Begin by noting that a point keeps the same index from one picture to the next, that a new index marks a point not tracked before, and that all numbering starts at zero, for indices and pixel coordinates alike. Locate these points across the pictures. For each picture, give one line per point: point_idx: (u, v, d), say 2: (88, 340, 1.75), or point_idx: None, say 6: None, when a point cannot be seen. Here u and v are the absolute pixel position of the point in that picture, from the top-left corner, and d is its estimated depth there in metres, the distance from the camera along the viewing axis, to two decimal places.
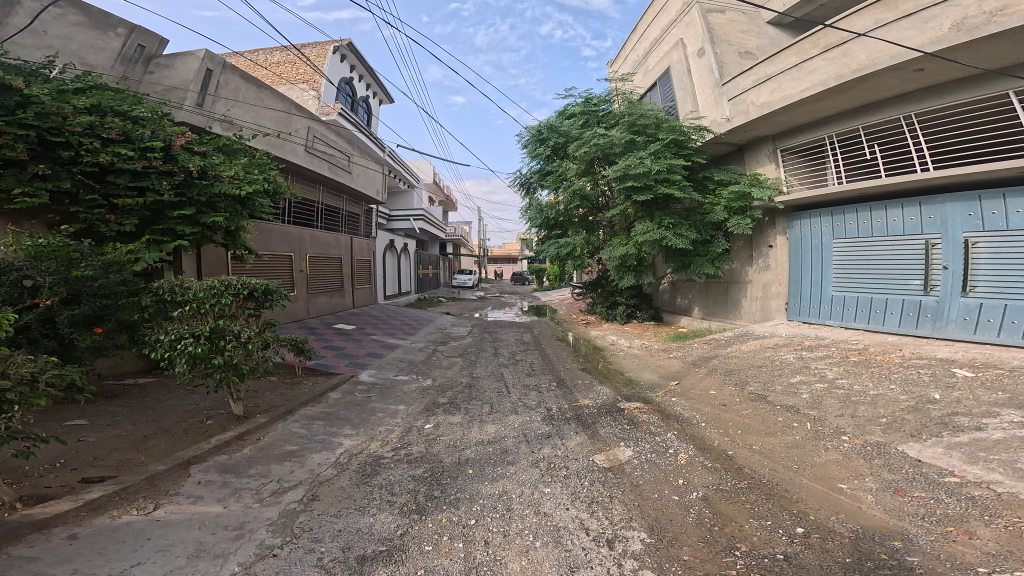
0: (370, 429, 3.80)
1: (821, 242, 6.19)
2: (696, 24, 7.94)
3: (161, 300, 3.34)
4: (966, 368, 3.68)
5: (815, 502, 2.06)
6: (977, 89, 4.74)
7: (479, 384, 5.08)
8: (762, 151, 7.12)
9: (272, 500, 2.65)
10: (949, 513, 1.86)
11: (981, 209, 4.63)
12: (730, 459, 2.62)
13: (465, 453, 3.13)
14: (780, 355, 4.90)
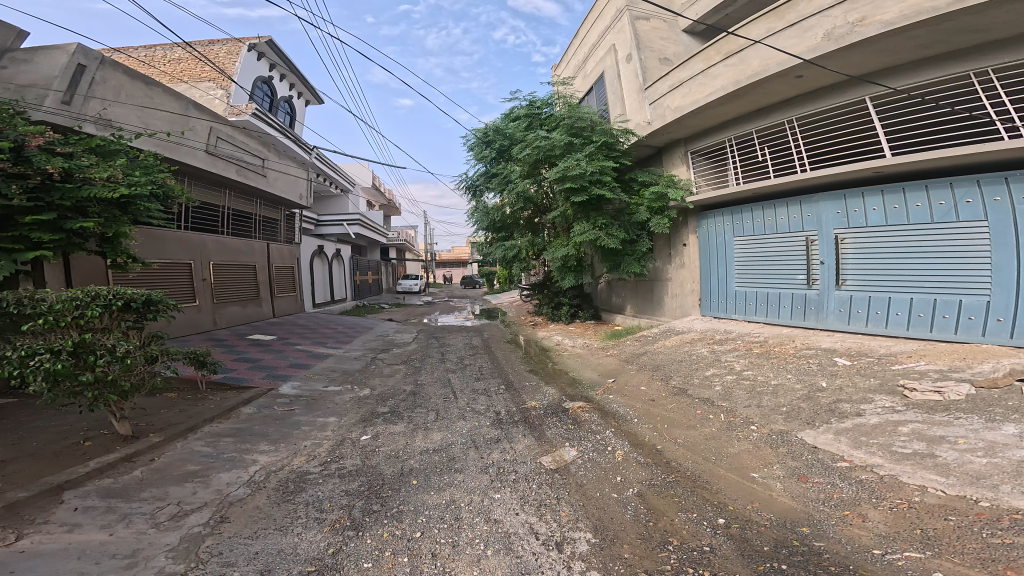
0: (292, 444, 3.54)
1: (724, 240, 6.83)
2: (627, 30, 8.13)
3: (7, 313, 2.78)
4: (845, 356, 4.31)
5: (732, 492, 2.38)
6: (844, 94, 5.39)
7: (424, 391, 4.94)
8: (675, 153, 7.64)
9: (171, 525, 2.36)
10: (843, 496, 2.24)
11: (846, 207, 5.37)
12: (661, 454, 2.89)
13: (408, 463, 3.04)
14: (697, 348, 5.38)
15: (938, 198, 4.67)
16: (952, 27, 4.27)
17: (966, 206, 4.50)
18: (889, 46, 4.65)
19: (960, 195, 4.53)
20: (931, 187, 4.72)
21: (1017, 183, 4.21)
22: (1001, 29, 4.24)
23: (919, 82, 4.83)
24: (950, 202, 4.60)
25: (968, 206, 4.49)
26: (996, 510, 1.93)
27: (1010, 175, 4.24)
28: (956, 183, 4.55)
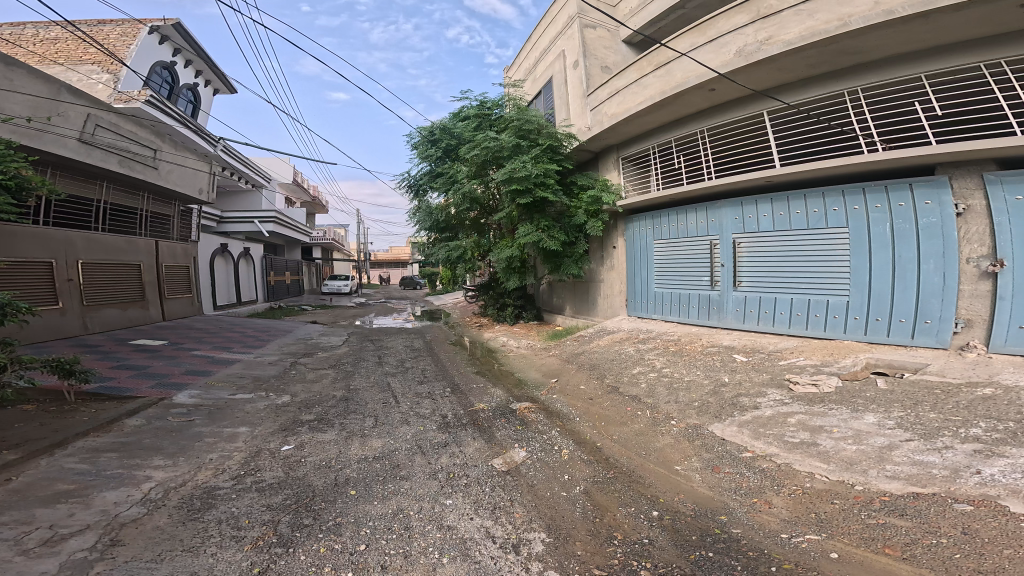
0: (197, 458, 3.22)
1: (646, 241, 7.41)
2: (575, 36, 8.21)
3: None
4: (741, 352, 5.04)
5: (660, 485, 3.08)
6: (745, 107, 6.01)
7: (358, 396, 4.95)
8: (609, 159, 8.09)
9: (44, 551, 2.04)
10: (749, 484, 3.04)
11: (743, 213, 6.06)
12: (600, 452, 3.54)
13: (344, 473, 3.15)
14: (624, 348, 5.91)
15: (814, 206, 5.42)
16: (838, 48, 4.79)
17: (834, 213, 5.27)
18: (787, 65, 5.19)
19: (830, 203, 5.30)
20: (809, 196, 5.47)
21: (871, 194, 5.00)
22: (874, 53, 4.84)
23: (808, 97, 5.47)
24: (823, 209, 5.36)
25: (836, 214, 5.26)
26: (866, 492, 2.73)
27: (867, 187, 5.03)
28: (828, 193, 5.31)
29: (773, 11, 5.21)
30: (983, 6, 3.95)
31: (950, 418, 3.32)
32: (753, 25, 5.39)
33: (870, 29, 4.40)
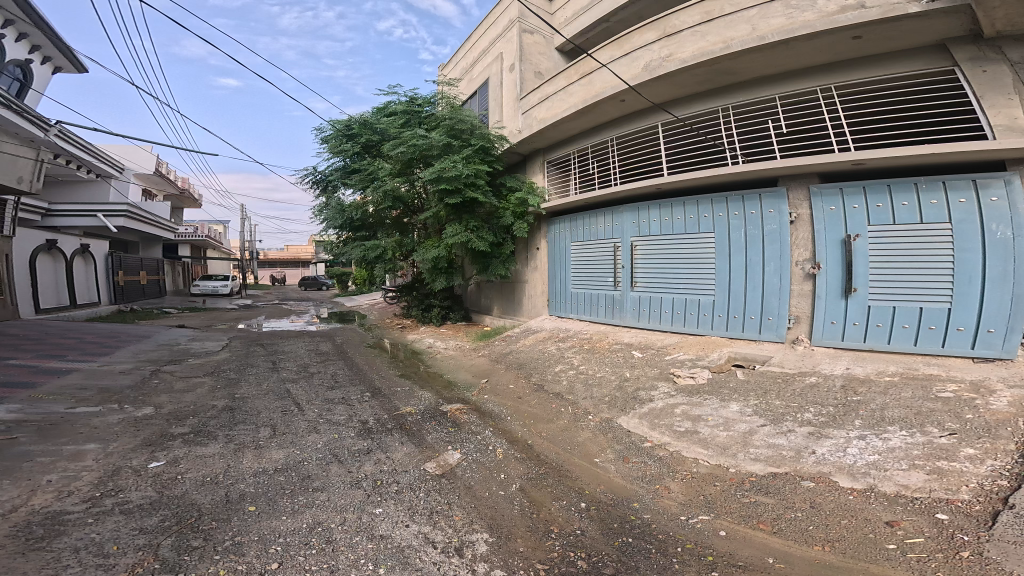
0: (31, 481, 2.85)
1: (561, 242, 7.67)
2: (514, 41, 8.35)
3: None
4: (639, 350, 5.48)
5: (585, 478, 3.49)
6: (644, 119, 6.44)
7: (245, 405, 4.50)
8: (535, 163, 8.28)
9: None
10: (652, 471, 3.49)
11: (638, 218, 6.39)
12: (531, 449, 3.87)
13: (238, 487, 3.13)
14: (547, 346, 6.27)
15: (690, 212, 5.80)
16: (720, 68, 5.22)
17: (705, 219, 5.68)
18: (683, 81, 5.55)
19: (703, 210, 5.71)
20: (687, 203, 5.84)
21: (731, 202, 5.46)
22: (746, 74, 5.34)
23: (692, 111, 5.91)
24: (696, 215, 5.75)
25: (706, 220, 5.67)
26: (741, 473, 3.33)
27: (729, 197, 5.48)
28: (700, 200, 5.71)
29: (675, 31, 5.73)
30: (828, 38, 4.49)
31: (789, 404, 3.98)
32: (659, 42, 5.89)
33: (747, 52, 4.85)
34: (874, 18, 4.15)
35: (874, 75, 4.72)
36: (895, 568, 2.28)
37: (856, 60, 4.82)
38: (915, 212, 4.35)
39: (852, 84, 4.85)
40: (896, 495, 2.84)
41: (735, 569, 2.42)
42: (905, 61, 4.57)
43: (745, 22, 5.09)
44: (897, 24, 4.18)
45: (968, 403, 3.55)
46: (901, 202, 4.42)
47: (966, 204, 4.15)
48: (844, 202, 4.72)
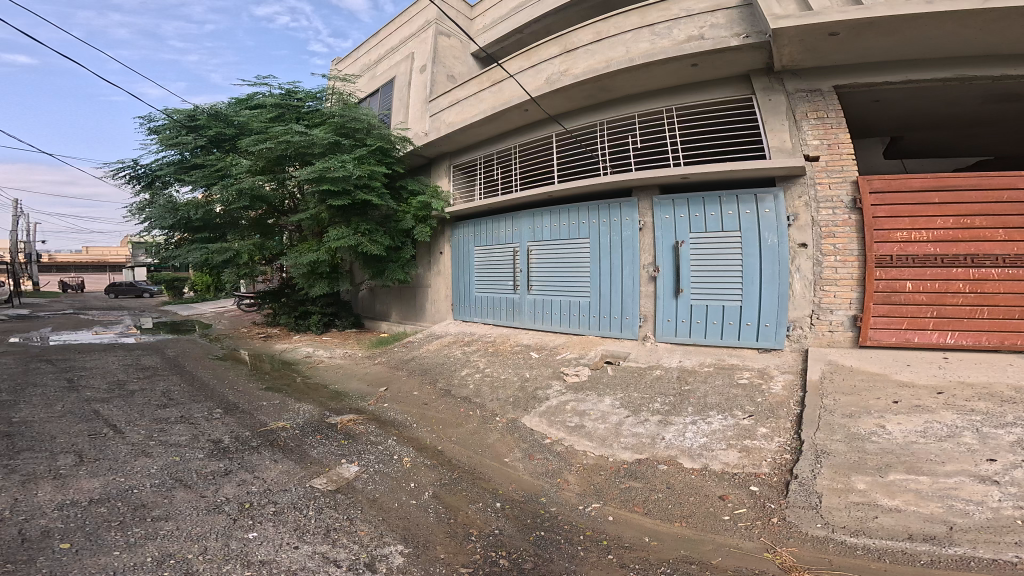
0: None
1: (462, 246, 7.26)
2: (428, 42, 8.05)
3: None
4: (537, 350, 5.50)
5: (498, 478, 3.47)
6: (542, 130, 6.29)
7: (32, 430, 3.33)
8: (441, 166, 7.72)
9: None
10: (553, 467, 3.59)
11: (535, 224, 6.24)
12: (443, 454, 3.72)
13: (40, 523, 2.30)
14: (453, 351, 5.94)
15: (573, 217, 5.83)
16: (600, 87, 5.27)
17: (583, 225, 5.73)
18: (580, 94, 5.46)
19: (583, 217, 5.76)
20: (571, 210, 5.84)
21: (602, 211, 5.55)
22: (620, 91, 5.42)
23: (580, 125, 5.90)
24: (576, 221, 5.81)
25: (585, 226, 5.72)
26: (618, 461, 3.60)
27: (600, 205, 5.58)
28: (580, 208, 5.76)
29: (572, 48, 5.55)
30: (672, 65, 4.75)
31: (642, 395, 4.30)
32: (559, 57, 5.65)
33: (618, 73, 4.96)
34: (707, 49, 4.45)
35: (707, 99, 5.04)
36: (730, 535, 2.76)
37: (697, 85, 5.12)
38: (718, 221, 4.80)
39: (690, 106, 5.16)
40: (722, 471, 3.37)
41: (625, 552, 2.65)
42: (732, 87, 4.94)
43: (622, 45, 5.16)
44: (723, 56, 4.53)
45: (757, 389, 4.10)
46: (710, 212, 4.85)
47: (750, 215, 4.68)
48: (675, 212, 5.03)
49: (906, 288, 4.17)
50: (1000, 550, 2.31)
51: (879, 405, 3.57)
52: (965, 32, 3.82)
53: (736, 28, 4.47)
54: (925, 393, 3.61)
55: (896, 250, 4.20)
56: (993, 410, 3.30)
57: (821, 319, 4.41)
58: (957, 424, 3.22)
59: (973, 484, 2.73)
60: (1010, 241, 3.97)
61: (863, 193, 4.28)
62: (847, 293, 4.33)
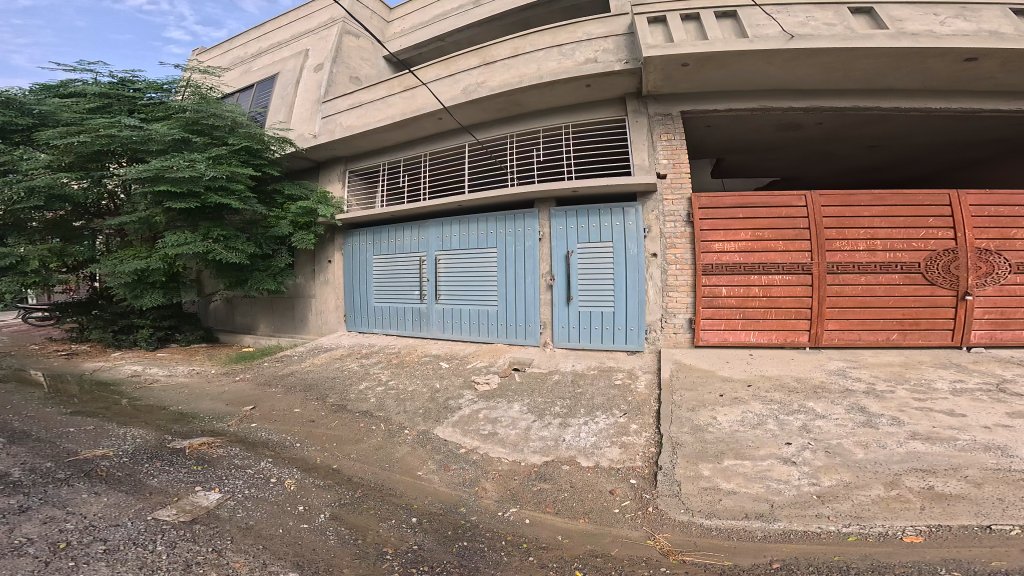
0: None
1: (355, 255, 6.82)
2: (331, 39, 7.62)
3: None
4: (448, 359, 5.33)
5: (411, 492, 3.15)
6: (455, 141, 6.05)
7: None
8: (334, 170, 7.17)
9: None
10: (470, 475, 3.38)
11: (444, 233, 6.02)
12: (339, 473, 3.25)
13: None
14: (349, 365, 5.37)
15: (481, 227, 5.75)
16: (511, 100, 5.20)
17: (489, 235, 5.67)
18: (493, 107, 5.37)
19: (490, 227, 5.72)
20: (481, 220, 5.79)
21: (509, 220, 5.56)
22: (532, 107, 5.39)
23: (491, 137, 5.79)
24: (483, 229, 5.76)
25: (492, 236, 5.66)
26: (529, 465, 3.51)
27: (506, 215, 5.59)
28: (487, 216, 5.73)
29: (491, 61, 5.29)
30: (567, 85, 4.83)
31: (546, 400, 4.31)
32: (478, 69, 5.39)
33: (527, 89, 4.92)
34: (598, 72, 4.59)
35: (595, 118, 5.20)
36: (623, 526, 2.85)
37: (591, 105, 5.26)
38: (597, 231, 5.07)
39: (584, 125, 5.27)
40: (609, 467, 3.47)
41: (543, 553, 2.58)
42: (619, 108, 5.13)
43: (533, 62, 5.02)
44: (610, 79, 4.71)
45: (628, 388, 4.37)
46: (591, 223, 5.12)
47: (619, 226, 4.99)
48: (567, 222, 5.21)
49: (721, 293, 4.76)
50: (810, 522, 2.59)
51: (712, 399, 4.04)
52: (772, 69, 4.30)
53: (621, 54, 4.61)
54: (739, 386, 4.18)
55: (714, 259, 4.76)
56: (784, 399, 3.92)
57: (667, 321, 4.86)
58: (762, 413, 3.75)
59: (780, 465, 3.13)
60: (787, 252, 4.68)
61: (694, 209, 4.78)
62: (684, 298, 4.83)
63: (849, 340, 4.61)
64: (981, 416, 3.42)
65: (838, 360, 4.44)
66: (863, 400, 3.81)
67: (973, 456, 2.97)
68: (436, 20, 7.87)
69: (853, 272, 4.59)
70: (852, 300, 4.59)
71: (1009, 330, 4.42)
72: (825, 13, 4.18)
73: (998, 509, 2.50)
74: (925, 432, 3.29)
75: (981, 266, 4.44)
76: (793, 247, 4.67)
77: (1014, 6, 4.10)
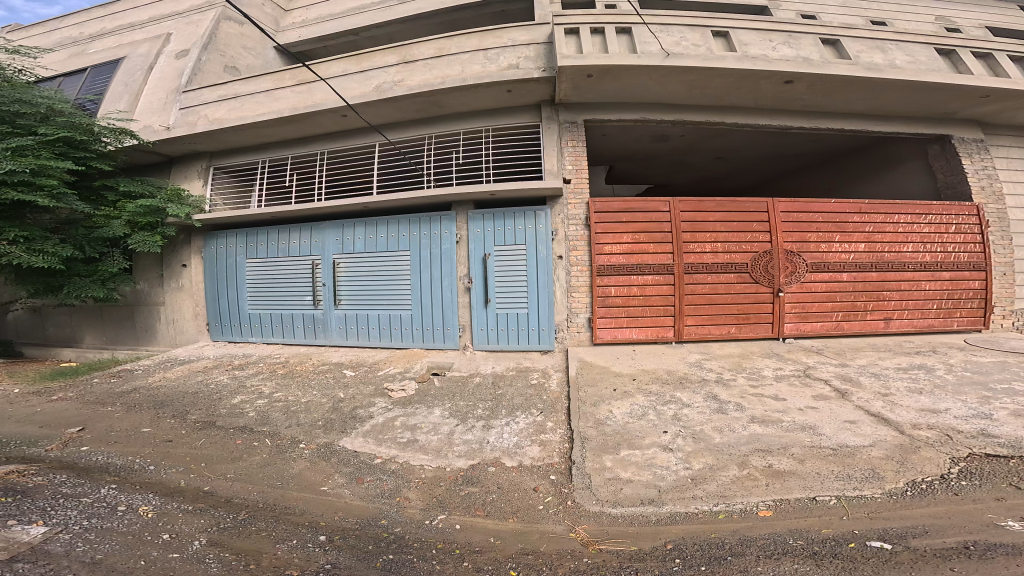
0: None
1: (229, 259, 6.49)
2: (204, 25, 7.31)
3: None
4: (351, 368, 5.20)
5: (314, 509, 2.70)
6: (361, 138, 6.00)
7: None
8: (195, 166, 6.76)
9: None
10: (388, 487, 3.03)
11: (343, 236, 5.95)
12: (213, 495, 2.76)
13: None
14: (214, 377, 4.96)
15: (392, 230, 5.76)
16: (432, 100, 5.31)
17: (402, 237, 5.69)
18: (404, 106, 5.43)
19: (403, 229, 5.74)
20: (392, 222, 5.78)
21: (423, 223, 5.64)
22: (452, 108, 5.54)
23: (405, 137, 5.86)
24: (395, 232, 5.73)
25: (405, 238, 5.68)
26: (455, 470, 3.28)
27: (422, 217, 5.65)
28: (401, 218, 5.74)
29: (412, 60, 5.39)
30: (490, 89, 5.06)
31: (469, 403, 4.21)
32: (396, 66, 5.44)
33: (448, 90, 5.07)
34: (519, 78, 4.88)
35: (515, 122, 5.50)
36: (547, 522, 2.72)
37: (511, 110, 5.56)
38: (511, 234, 5.32)
39: (504, 129, 5.55)
40: (532, 465, 3.36)
41: (476, 557, 2.38)
42: (535, 115, 5.48)
43: (458, 64, 5.19)
44: (529, 86, 5.02)
45: (543, 387, 4.47)
46: (508, 225, 5.35)
47: (531, 228, 5.28)
48: (484, 224, 5.41)
49: (611, 293, 5.28)
50: (689, 503, 2.71)
51: (608, 393, 4.31)
52: (652, 83, 4.88)
53: (540, 62, 4.97)
54: (628, 380, 4.55)
55: (604, 261, 5.27)
56: (661, 391, 4.31)
57: (573, 322, 5.25)
58: (645, 405, 4.03)
59: (661, 453, 3.32)
60: (656, 253, 5.34)
61: (590, 213, 5.27)
62: (584, 298, 5.26)
63: (704, 332, 5.37)
64: (797, 399, 4.04)
65: (695, 353, 5.14)
66: (715, 388, 4.35)
67: (796, 436, 3.40)
68: (351, 13, 8.03)
69: (703, 271, 5.36)
70: (703, 297, 5.36)
71: (811, 320, 5.47)
72: (694, 35, 4.86)
73: (820, 482, 2.81)
74: (760, 416, 3.77)
75: (788, 267, 5.43)
76: (660, 249, 5.35)
77: (822, 35, 4.92)
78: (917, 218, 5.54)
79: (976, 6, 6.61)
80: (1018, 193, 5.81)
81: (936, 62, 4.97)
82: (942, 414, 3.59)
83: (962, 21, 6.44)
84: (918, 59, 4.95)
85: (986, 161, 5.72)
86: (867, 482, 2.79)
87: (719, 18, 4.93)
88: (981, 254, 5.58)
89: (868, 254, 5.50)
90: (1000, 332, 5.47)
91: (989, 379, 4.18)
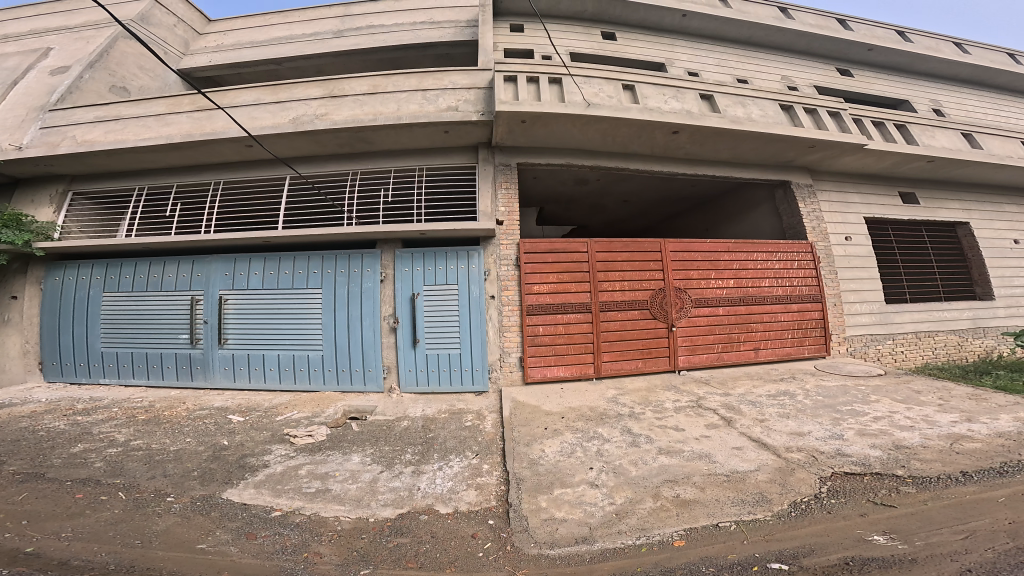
0: None
1: (87, 294, 5.93)
2: (95, 43, 7.14)
3: None
4: (237, 413, 4.72)
5: (188, 571, 2.17)
6: (268, 170, 5.94)
7: None
8: (48, 189, 6.19)
9: None
10: (293, 542, 2.54)
11: (233, 270, 5.73)
12: (39, 558, 2.18)
13: None
14: (46, 424, 4.30)
15: (301, 267, 5.66)
16: (361, 136, 5.47)
17: (314, 274, 5.61)
18: (322, 140, 5.50)
19: (315, 266, 5.66)
20: (301, 259, 5.68)
21: (339, 260, 5.62)
22: (382, 145, 5.74)
23: (322, 173, 5.90)
24: (305, 271, 5.65)
25: (318, 275, 5.61)
26: (380, 520, 2.85)
27: (341, 255, 5.63)
28: (316, 257, 5.66)
29: (341, 94, 5.63)
30: (426, 128, 5.35)
31: (394, 448, 3.91)
32: (320, 99, 5.63)
33: (380, 127, 5.27)
34: (457, 119, 5.23)
35: (446, 162, 5.82)
36: (487, 570, 2.42)
37: (444, 151, 5.88)
38: (443, 273, 5.47)
39: (436, 168, 5.83)
40: (469, 511, 3.03)
41: None
42: (469, 156, 5.86)
43: (394, 102, 5.52)
44: (466, 128, 5.39)
45: (478, 429, 4.37)
46: (439, 265, 5.50)
47: (464, 269, 5.49)
48: (412, 265, 5.51)
49: (540, 332, 5.55)
50: (616, 539, 2.62)
51: (540, 432, 4.25)
52: (575, 131, 5.52)
53: (478, 106, 5.40)
54: (557, 419, 4.55)
55: (533, 301, 5.56)
56: (585, 428, 4.34)
57: (504, 361, 5.40)
58: (573, 443, 3.98)
59: (590, 489, 3.23)
60: (577, 292, 5.73)
61: (520, 254, 5.59)
62: (515, 337, 5.47)
63: (618, 369, 5.77)
64: (694, 429, 4.28)
65: (613, 389, 5.41)
66: (628, 422, 4.48)
67: (696, 465, 3.53)
68: (274, 43, 8.53)
69: (614, 308, 5.84)
70: (615, 333, 5.80)
71: (700, 352, 6.15)
72: (609, 87, 5.71)
73: (721, 509, 2.89)
74: (666, 447, 3.89)
75: (678, 302, 6.14)
76: (581, 288, 5.76)
77: (700, 91, 6.04)
78: (770, 257, 6.69)
79: (807, 69, 8.81)
80: (837, 232, 7.23)
81: (779, 116, 6.26)
82: (807, 436, 4.00)
83: (799, 81, 8.52)
84: (768, 112, 6.20)
85: (815, 205, 7.11)
86: (759, 505, 2.91)
87: (627, 73, 5.85)
88: (817, 288, 6.84)
89: (737, 289, 6.47)
90: (839, 357, 6.64)
91: (836, 402, 4.85)
